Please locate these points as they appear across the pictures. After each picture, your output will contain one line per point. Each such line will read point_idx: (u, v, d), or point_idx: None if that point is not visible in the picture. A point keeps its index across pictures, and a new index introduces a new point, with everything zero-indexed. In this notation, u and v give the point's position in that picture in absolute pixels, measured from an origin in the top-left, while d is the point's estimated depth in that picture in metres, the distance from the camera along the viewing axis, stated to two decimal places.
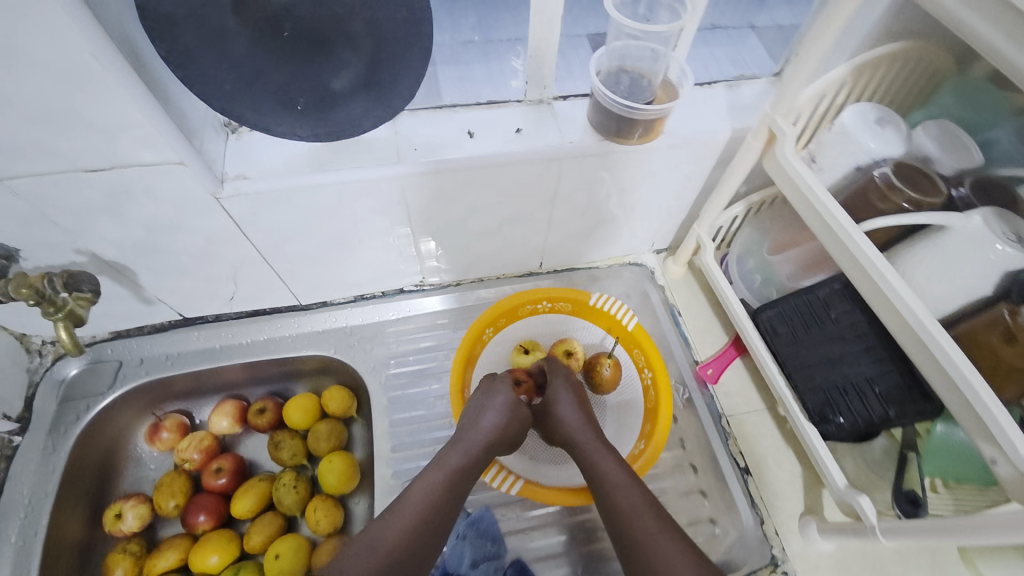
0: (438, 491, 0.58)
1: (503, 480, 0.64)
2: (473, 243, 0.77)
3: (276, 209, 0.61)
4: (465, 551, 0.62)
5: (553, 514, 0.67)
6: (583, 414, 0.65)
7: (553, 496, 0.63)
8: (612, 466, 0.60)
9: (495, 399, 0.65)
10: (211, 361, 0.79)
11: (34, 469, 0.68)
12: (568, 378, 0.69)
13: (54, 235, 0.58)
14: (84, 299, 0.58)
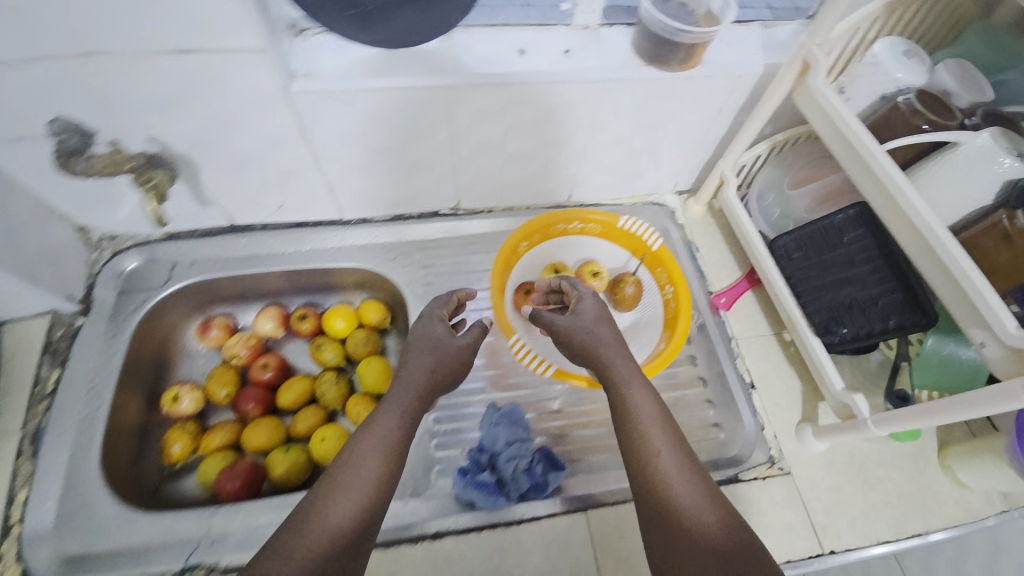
0: (392, 433, 0.57)
1: (538, 364, 0.74)
2: (511, 167, 0.81)
3: (337, 110, 0.64)
4: (499, 434, 0.68)
5: (576, 412, 0.74)
6: (610, 342, 0.63)
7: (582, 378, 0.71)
8: (643, 395, 0.57)
9: (439, 340, 0.66)
10: (258, 265, 0.84)
11: (95, 351, 0.72)
12: (593, 300, 0.68)
13: (128, 122, 0.61)
14: (162, 175, 0.66)
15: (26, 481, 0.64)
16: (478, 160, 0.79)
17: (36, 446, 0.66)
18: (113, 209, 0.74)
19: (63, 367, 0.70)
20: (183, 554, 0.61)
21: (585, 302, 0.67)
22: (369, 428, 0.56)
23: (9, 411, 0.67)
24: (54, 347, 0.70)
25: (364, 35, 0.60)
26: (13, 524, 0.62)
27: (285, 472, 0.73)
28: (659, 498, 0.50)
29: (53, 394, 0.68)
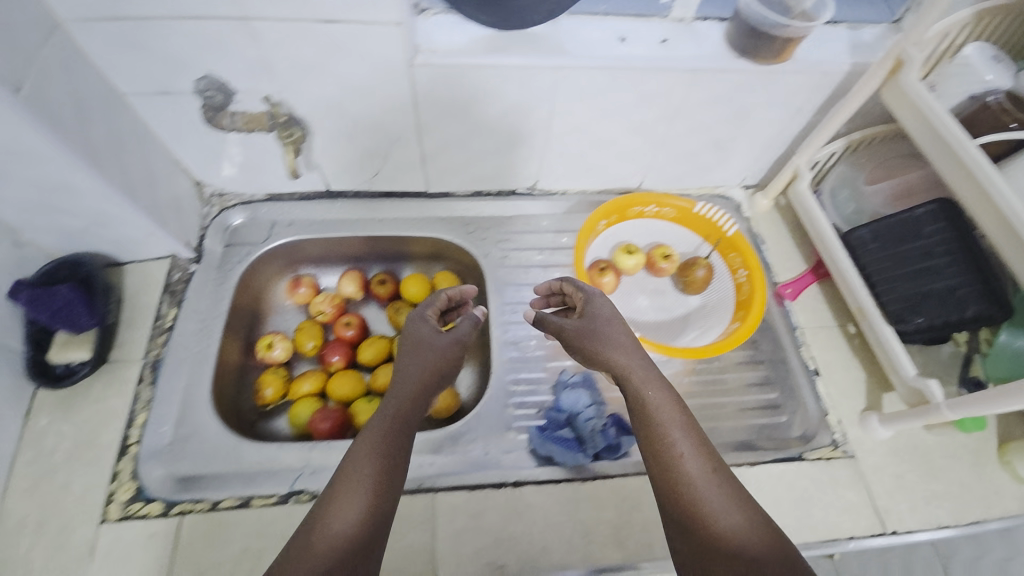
0: (388, 435, 0.55)
1: None
2: (592, 151, 0.86)
3: (451, 85, 0.69)
4: (580, 395, 0.74)
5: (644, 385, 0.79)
6: (627, 346, 0.61)
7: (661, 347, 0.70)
8: (664, 397, 0.57)
9: (431, 338, 0.64)
10: (349, 229, 0.89)
11: (207, 295, 0.78)
12: (600, 301, 0.67)
13: (265, 84, 0.67)
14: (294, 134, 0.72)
15: (144, 406, 0.67)
16: (563, 141, 0.83)
17: (155, 375, 0.69)
18: (230, 167, 0.80)
19: (180, 306, 0.76)
20: (289, 480, 0.65)
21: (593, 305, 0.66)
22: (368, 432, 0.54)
23: (131, 341, 0.71)
24: (174, 288, 0.77)
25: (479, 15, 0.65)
26: (130, 443, 0.65)
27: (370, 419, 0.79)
28: (684, 509, 0.50)
29: (170, 329, 0.73)
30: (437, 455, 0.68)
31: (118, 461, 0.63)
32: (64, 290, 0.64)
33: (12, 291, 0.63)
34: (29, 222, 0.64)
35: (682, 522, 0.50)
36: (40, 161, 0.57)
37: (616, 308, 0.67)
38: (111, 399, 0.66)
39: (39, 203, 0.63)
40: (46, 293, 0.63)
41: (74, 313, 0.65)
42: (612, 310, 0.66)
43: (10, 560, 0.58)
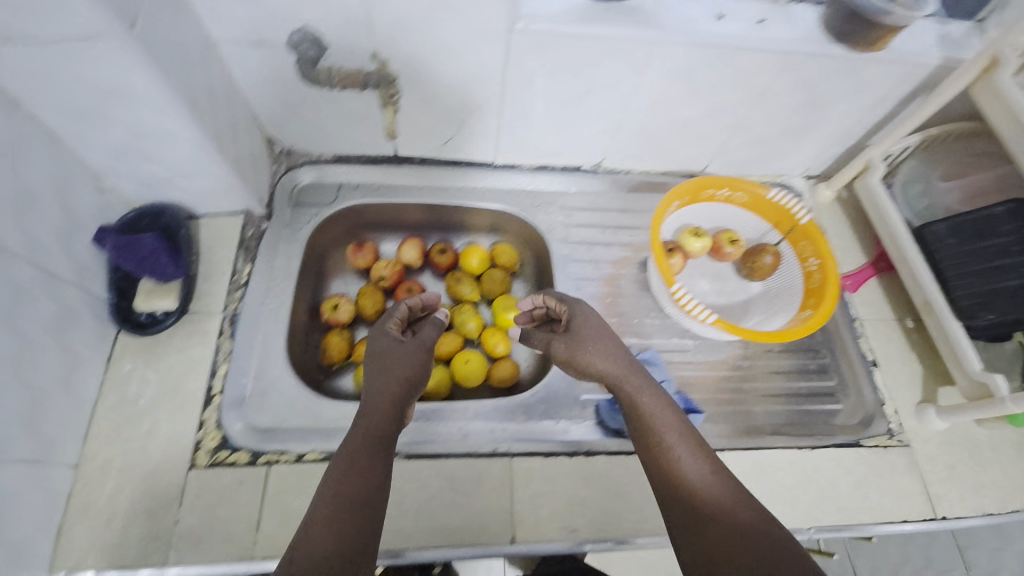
0: (367, 446, 0.54)
1: (702, 311, 0.71)
2: (666, 131, 0.86)
3: (546, 52, 0.68)
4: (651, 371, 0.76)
5: (710, 365, 0.83)
6: (612, 355, 0.63)
7: (742, 331, 0.72)
8: (656, 400, 0.59)
9: (397, 347, 0.64)
10: (416, 196, 0.89)
11: (280, 253, 0.78)
12: (584, 311, 0.68)
13: (361, 40, 0.65)
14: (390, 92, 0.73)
15: (226, 357, 0.68)
16: (641, 119, 0.83)
17: (234, 329, 0.69)
18: (305, 124, 0.80)
19: (254, 263, 0.75)
20: None
21: (577, 316, 0.68)
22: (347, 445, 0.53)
23: (209, 294, 0.71)
24: (248, 245, 0.76)
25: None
26: (214, 393, 0.65)
27: (437, 383, 0.81)
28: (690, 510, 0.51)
29: (245, 285, 0.73)
30: (509, 424, 0.71)
31: (204, 410, 0.64)
32: (148, 240, 0.63)
33: (99, 235, 0.62)
34: (117, 165, 0.63)
35: (690, 525, 0.50)
36: (142, 101, 0.55)
37: (600, 316, 0.68)
38: (195, 347, 0.67)
39: (130, 148, 0.61)
40: (132, 242, 0.63)
41: (158, 264, 0.65)
42: (594, 320, 0.67)
43: (97, 502, 0.58)
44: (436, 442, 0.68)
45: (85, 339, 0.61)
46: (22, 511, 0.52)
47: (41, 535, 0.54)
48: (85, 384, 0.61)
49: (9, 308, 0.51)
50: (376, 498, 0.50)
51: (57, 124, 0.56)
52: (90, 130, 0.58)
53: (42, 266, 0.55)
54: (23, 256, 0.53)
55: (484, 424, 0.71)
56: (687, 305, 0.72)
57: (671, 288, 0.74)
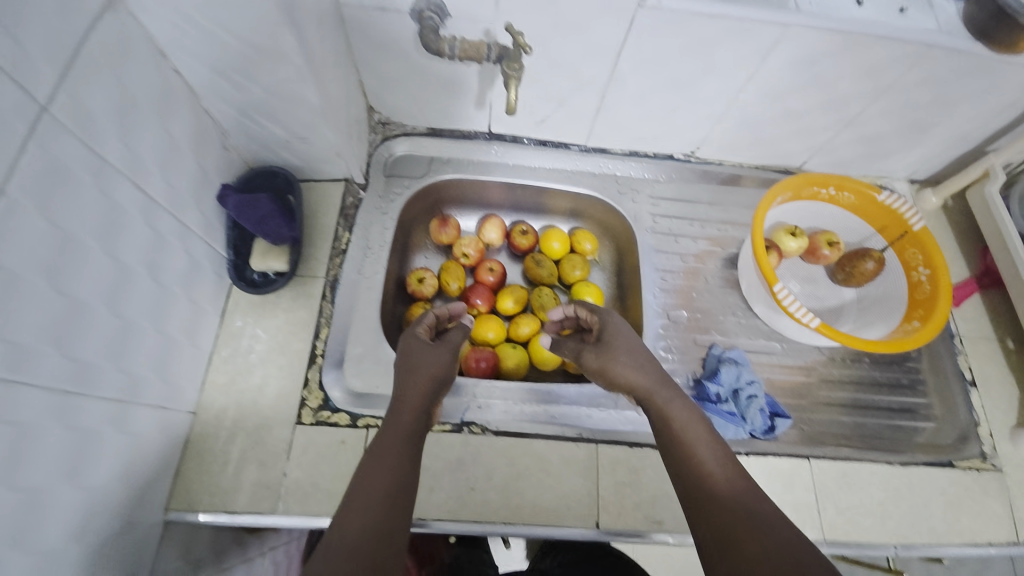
0: (398, 440, 0.54)
1: (805, 314, 0.69)
2: (772, 124, 0.82)
3: (669, 32, 0.66)
4: (742, 372, 0.74)
5: (798, 369, 0.80)
6: (643, 368, 0.61)
7: (848, 338, 0.70)
8: (687, 414, 0.58)
9: (428, 348, 0.64)
10: (507, 175, 0.89)
11: (375, 223, 0.79)
12: (617, 323, 0.67)
13: (483, 12, 0.64)
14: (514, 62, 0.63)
15: (328, 320, 0.70)
16: (749, 109, 0.79)
17: (335, 294, 0.71)
18: (407, 96, 0.80)
19: (353, 231, 0.77)
20: (460, 411, 0.69)
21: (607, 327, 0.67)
22: (379, 439, 0.53)
23: (313, 258, 0.73)
24: (347, 213, 0.78)
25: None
26: (318, 354, 0.67)
27: (516, 364, 0.81)
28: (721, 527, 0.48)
29: (345, 252, 0.75)
30: (596, 408, 0.71)
31: (308, 369, 0.66)
32: (265, 201, 0.65)
33: (221, 194, 0.63)
34: (241, 124, 0.64)
35: (722, 540, 0.47)
36: (280, 61, 0.55)
37: (631, 330, 0.67)
38: (301, 309, 0.69)
39: (256, 110, 0.62)
40: (251, 202, 0.65)
41: (276, 227, 0.66)
42: (625, 333, 0.66)
43: (213, 447, 0.61)
44: (526, 419, 0.69)
45: (207, 293, 0.64)
46: (154, 451, 0.55)
47: (166, 474, 0.57)
48: (204, 336, 0.63)
49: (154, 258, 0.53)
50: (404, 487, 0.50)
51: (196, 81, 0.57)
52: (225, 90, 0.59)
53: (181, 220, 0.57)
54: (165, 208, 0.54)
55: (571, 407, 0.71)
56: (792, 308, 0.70)
57: (775, 288, 0.71)
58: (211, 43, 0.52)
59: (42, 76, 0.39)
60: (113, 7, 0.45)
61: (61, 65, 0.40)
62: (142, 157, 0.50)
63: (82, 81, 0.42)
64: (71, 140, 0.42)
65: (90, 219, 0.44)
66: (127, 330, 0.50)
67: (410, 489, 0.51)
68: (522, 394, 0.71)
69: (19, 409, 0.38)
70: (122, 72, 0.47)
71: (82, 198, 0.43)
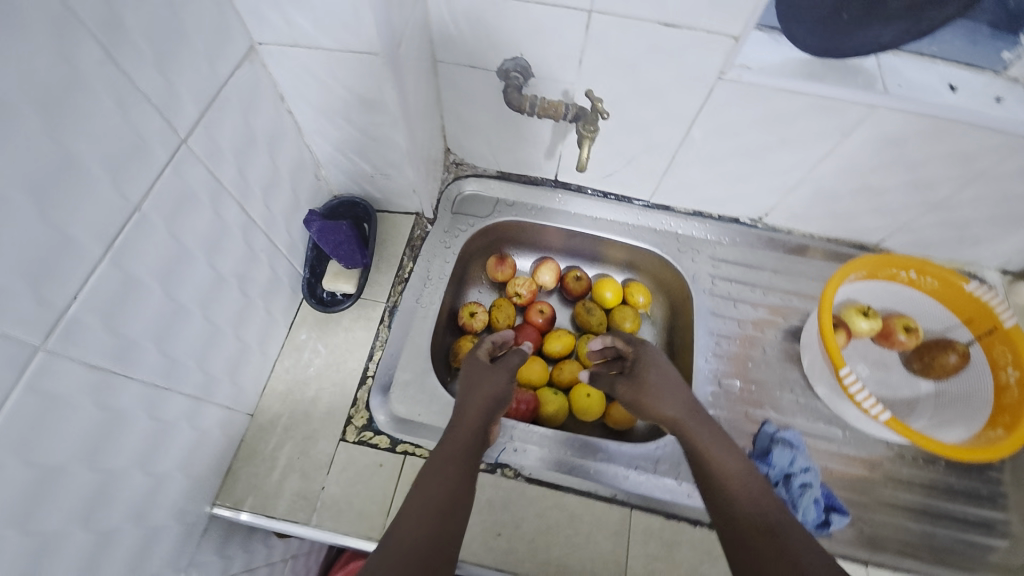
0: (451, 458, 0.57)
1: (873, 405, 0.65)
2: (848, 198, 0.80)
3: (747, 104, 0.67)
4: (796, 456, 0.69)
5: (860, 462, 0.74)
6: (677, 401, 0.62)
7: (919, 438, 0.64)
8: (735, 462, 0.55)
9: (483, 371, 0.69)
10: (568, 222, 0.91)
11: (438, 255, 0.83)
12: (651, 354, 0.70)
13: (565, 74, 0.68)
14: (590, 127, 0.67)
15: (382, 344, 0.73)
16: (825, 182, 0.77)
17: (393, 320, 0.75)
18: (483, 142, 0.85)
19: (416, 261, 0.81)
20: (495, 450, 0.69)
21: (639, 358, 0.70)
22: (433, 456, 0.56)
23: (378, 283, 0.78)
24: (414, 244, 0.83)
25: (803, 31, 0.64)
26: (369, 375, 0.71)
27: (555, 411, 0.80)
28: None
29: (406, 281, 0.79)
30: (634, 470, 0.68)
31: (358, 389, 0.70)
32: (346, 227, 0.71)
33: (308, 219, 0.69)
34: (334, 158, 0.71)
35: None
36: (378, 109, 0.61)
37: (665, 361, 0.68)
38: (360, 330, 0.73)
39: (349, 146, 0.68)
40: (333, 227, 0.71)
41: (350, 252, 0.72)
42: (660, 364, 0.68)
43: (263, 450, 0.65)
44: (560, 469, 0.68)
45: (280, 306, 0.69)
46: (213, 447, 0.59)
47: (219, 470, 0.61)
48: (272, 345, 0.68)
49: (243, 271, 0.59)
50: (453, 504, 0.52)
51: (303, 119, 0.64)
52: (326, 128, 0.65)
53: (270, 237, 0.64)
54: (260, 227, 0.61)
55: (608, 463, 0.69)
56: (857, 395, 0.66)
57: (840, 371, 0.67)
58: (322, 90, 0.59)
59: (188, 115, 0.46)
60: (249, 57, 0.53)
61: (203, 106, 0.47)
62: (249, 183, 0.57)
63: (215, 117, 0.49)
64: (200, 167, 0.48)
65: (202, 235, 0.50)
66: (213, 333, 0.55)
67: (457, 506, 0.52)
68: (560, 439, 0.70)
69: (116, 396, 0.43)
70: (247, 111, 0.54)
71: (199, 216, 0.49)
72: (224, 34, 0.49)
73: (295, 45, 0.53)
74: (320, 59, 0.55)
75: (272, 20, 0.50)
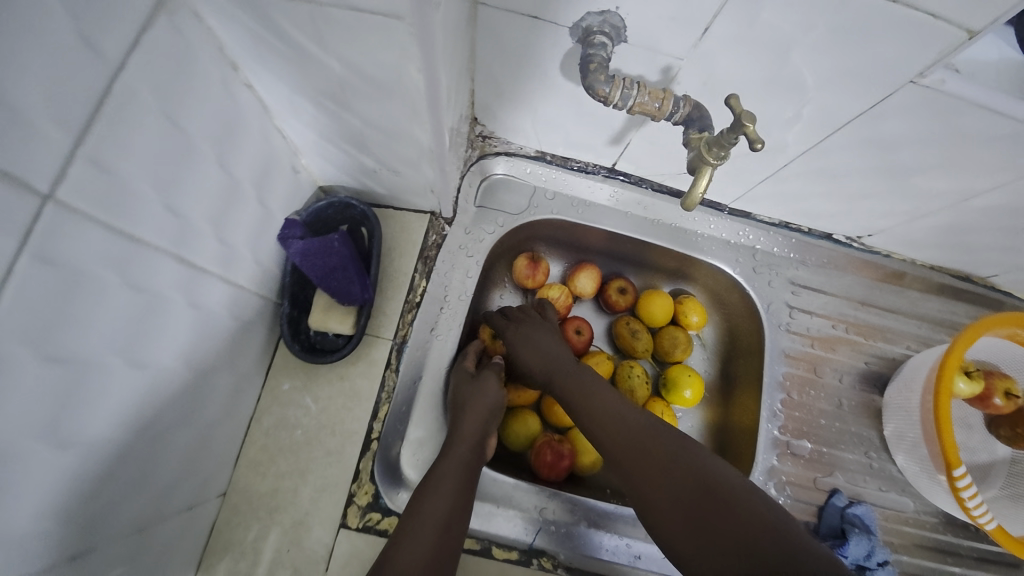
0: (452, 475, 0.50)
1: (983, 512, 0.57)
2: (987, 234, 0.63)
3: (928, 118, 0.46)
4: (875, 548, 0.60)
5: (922, 535, 0.68)
6: (544, 357, 0.62)
7: (1013, 544, 0.57)
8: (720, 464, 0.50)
9: (466, 381, 0.58)
10: (621, 225, 0.72)
11: (458, 267, 0.63)
12: (523, 327, 0.65)
13: (674, 45, 0.45)
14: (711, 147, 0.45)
15: (389, 396, 0.57)
16: (969, 215, 0.60)
17: (402, 363, 0.58)
18: (526, 117, 0.62)
19: (431, 279, 0.62)
20: (529, 532, 0.58)
21: (509, 336, 0.65)
22: (432, 473, 0.50)
23: (383, 313, 0.60)
24: (428, 255, 0.63)
25: None
26: (373, 438, 0.55)
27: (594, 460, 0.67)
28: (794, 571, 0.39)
29: (418, 306, 0.61)
30: None
31: (359, 457, 0.55)
32: (338, 243, 0.52)
33: (286, 238, 0.51)
34: (320, 147, 0.49)
35: None
36: (391, 97, 0.39)
37: (535, 330, 0.65)
38: (360, 380, 0.56)
39: (347, 137, 0.46)
40: (321, 246, 0.52)
41: (346, 282, 0.53)
42: (534, 339, 0.64)
43: (241, 541, 0.51)
44: (602, 556, 0.59)
45: (252, 354, 0.51)
46: (174, 556, 0.46)
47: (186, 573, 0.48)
48: (245, 404, 0.52)
49: (194, 344, 0.41)
50: (451, 530, 0.47)
51: (271, 96, 0.42)
52: (308, 113, 0.43)
53: (231, 278, 0.44)
54: (215, 273, 0.41)
55: (657, 547, 0.60)
56: (969, 500, 0.57)
57: (954, 471, 0.56)
58: (302, 61, 0.37)
59: (48, 147, 0.25)
60: (165, 5, 0.30)
61: (79, 122, 0.26)
62: (191, 218, 0.36)
63: (111, 136, 0.28)
64: (92, 229, 0.28)
65: (112, 329, 0.31)
66: (156, 438, 0.39)
67: (456, 528, 0.47)
68: (597, 515, 0.60)
69: None
70: (172, 107, 0.32)
71: (103, 306, 0.30)
72: None
73: None
74: (294, 16, 0.32)
75: None
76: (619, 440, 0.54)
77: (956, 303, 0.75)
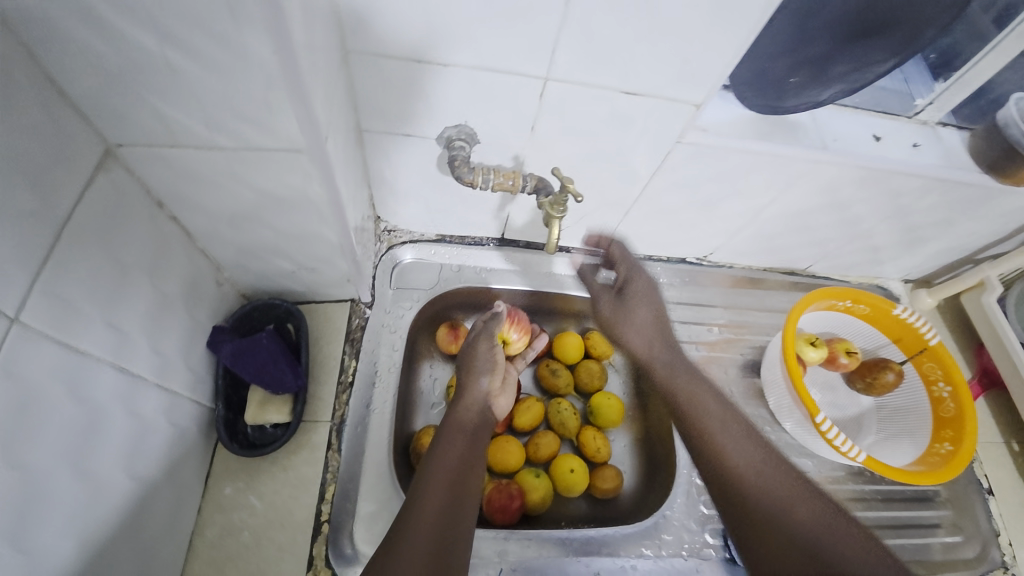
0: (441, 492, 0.54)
1: (851, 448, 0.69)
2: (787, 235, 0.83)
3: (702, 162, 0.65)
4: None
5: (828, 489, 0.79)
6: (644, 336, 0.74)
7: (887, 470, 0.69)
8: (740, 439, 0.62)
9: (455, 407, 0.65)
10: (523, 281, 0.83)
11: (384, 343, 0.70)
12: (656, 299, 0.76)
13: (515, 137, 0.60)
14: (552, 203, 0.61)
15: (334, 476, 0.59)
16: (767, 223, 0.80)
17: (343, 442, 0.62)
18: (421, 209, 0.74)
19: (360, 358, 0.68)
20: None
21: (631, 300, 0.76)
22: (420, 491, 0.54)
23: (318, 398, 0.64)
24: (354, 338, 0.69)
25: (746, 93, 0.63)
26: (323, 520, 0.57)
27: (542, 496, 0.71)
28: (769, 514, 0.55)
29: (351, 385, 0.65)
30: (638, 558, 0.66)
31: (312, 543, 0.56)
32: (266, 340, 0.57)
33: (216, 341, 0.56)
34: (241, 260, 0.56)
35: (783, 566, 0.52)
36: (299, 208, 0.49)
37: (656, 284, 0.77)
38: (303, 466, 0.59)
39: (264, 247, 0.54)
40: (250, 345, 0.57)
41: (279, 374, 0.58)
42: (654, 303, 0.76)
43: None
44: None
45: (190, 460, 0.53)
46: None
47: None
48: (186, 516, 0.53)
49: (135, 450, 0.44)
50: (442, 541, 0.50)
51: (193, 224, 0.50)
52: (228, 232, 0.51)
53: (167, 386, 0.48)
54: (152, 381, 0.46)
55: (612, 561, 0.65)
56: (838, 441, 0.69)
57: (816, 419, 0.69)
58: (220, 194, 0.46)
59: (14, 283, 0.32)
60: (102, 168, 0.39)
61: (33, 265, 0.33)
62: (130, 332, 0.42)
63: (62, 270, 0.35)
64: (47, 347, 0.34)
65: (57, 437, 0.35)
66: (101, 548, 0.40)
67: (447, 540, 0.50)
68: (555, 544, 0.65)
69: None
70: (111, 244, 0.40)
71: (51, 416, 0.35)
72: (60, 154, 0.35)
73: (173, 147, 0.41)
74: (212, 161, 0.42)
75: (144, 124, 0.38)
76: (714, 445, 0.63)
77: (793, 293, 0.95)
